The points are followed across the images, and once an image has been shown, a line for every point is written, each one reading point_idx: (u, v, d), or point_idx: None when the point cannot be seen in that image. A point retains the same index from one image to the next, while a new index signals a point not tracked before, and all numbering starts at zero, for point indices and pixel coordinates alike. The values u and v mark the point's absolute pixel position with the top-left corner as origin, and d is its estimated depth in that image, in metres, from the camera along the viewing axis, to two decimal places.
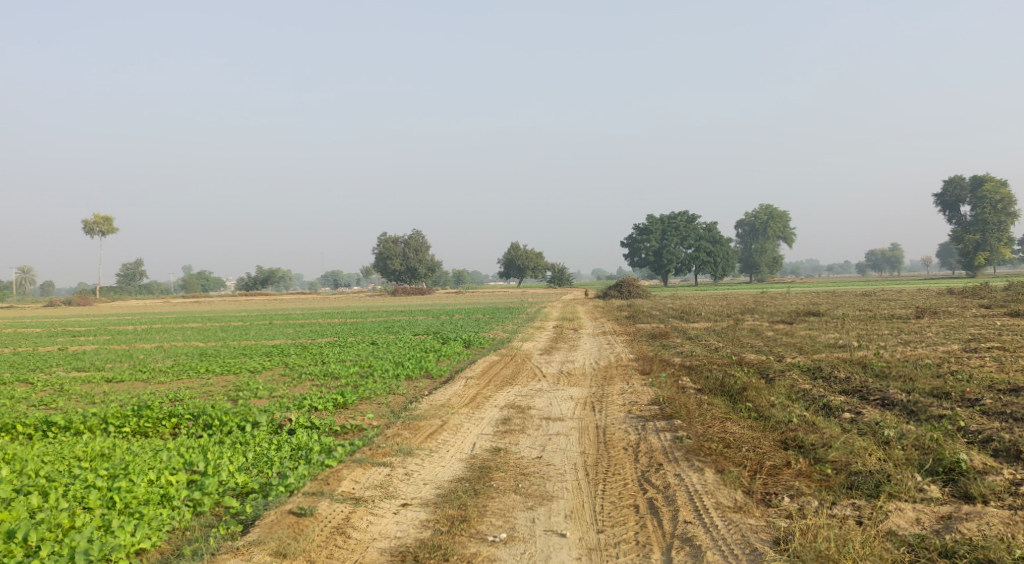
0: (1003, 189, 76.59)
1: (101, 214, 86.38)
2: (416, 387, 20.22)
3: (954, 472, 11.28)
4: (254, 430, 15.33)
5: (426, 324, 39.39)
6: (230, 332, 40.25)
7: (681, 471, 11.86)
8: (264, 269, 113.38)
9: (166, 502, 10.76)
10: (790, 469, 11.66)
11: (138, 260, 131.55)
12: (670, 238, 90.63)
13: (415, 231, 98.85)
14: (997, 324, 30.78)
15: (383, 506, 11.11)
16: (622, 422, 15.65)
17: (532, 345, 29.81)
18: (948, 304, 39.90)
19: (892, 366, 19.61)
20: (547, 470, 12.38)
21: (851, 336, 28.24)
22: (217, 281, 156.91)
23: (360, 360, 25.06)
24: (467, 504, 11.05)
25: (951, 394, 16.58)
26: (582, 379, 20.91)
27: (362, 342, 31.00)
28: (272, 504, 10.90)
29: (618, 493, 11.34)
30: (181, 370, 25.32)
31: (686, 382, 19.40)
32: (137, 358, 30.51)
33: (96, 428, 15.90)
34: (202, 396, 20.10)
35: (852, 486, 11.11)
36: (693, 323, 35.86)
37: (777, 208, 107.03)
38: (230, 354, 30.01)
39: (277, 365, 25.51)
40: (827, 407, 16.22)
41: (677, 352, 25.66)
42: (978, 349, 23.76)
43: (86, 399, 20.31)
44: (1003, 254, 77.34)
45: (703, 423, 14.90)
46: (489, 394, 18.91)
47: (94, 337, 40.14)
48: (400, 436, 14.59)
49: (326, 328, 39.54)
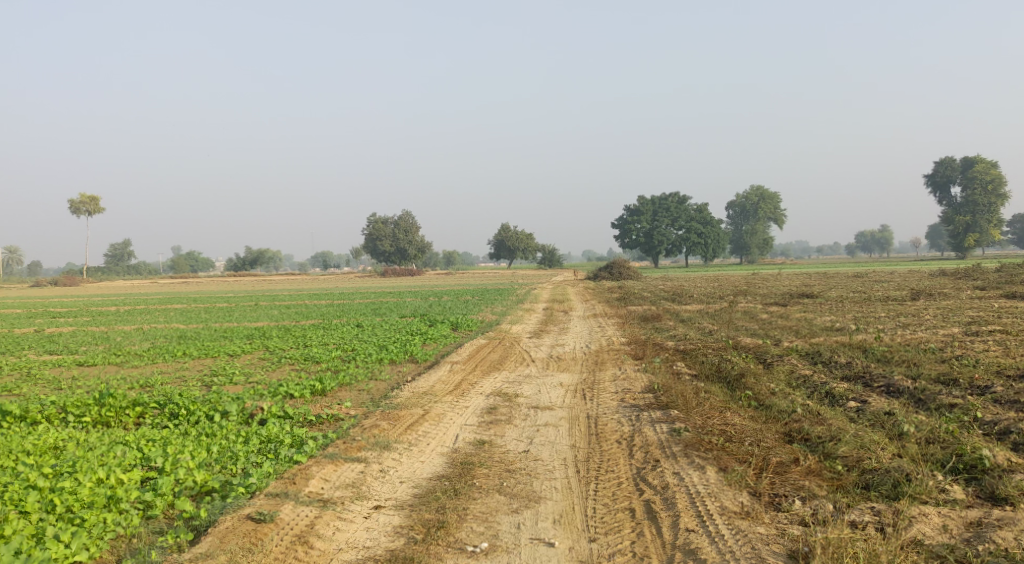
0: (994, 171, 75.82)
1: (85, 193, 84.62)
2: (399, 373, 19.28)
3: (977, 470, 10.38)
4: (222, 420, 14.31)
5: (413, 306, 38.49)
6: (212, 312, 39.28)
7: (680, 469, 10.90)
8: (253, 251, 112.24)
9: (112, 506, 9.74)
10: (799, 466, 10.71)
11: (125, 239, 129.86)
12: (661, 218, 89.47)
13: (404, 211, 97.68)
14: (995, 305, 30.12)
15: (353, 509, 10.16)
16: (615, 411, 14.74)
17: (520, 328, 28.90)
18: (942, 286, 39.11)
19: (894, 350, 18.66)
20: (535, 466, 11.42)
21: (847, 319, 27.34)
22: (206, 261, 155.46)
23: (343, 344, 24.06)
24: (446, 507, 10.10)
25: (960, 381, 15.69)
26: (573, 363, 20.05)
27: (345, 325, 29.95)
28: (228, 509, 9.90)
29: (612, 494, 10.41)
30: (156, 353, 24.26)
31: (681, 368, 18.54)
32: (114, 342, 29.35)
33: (53, 419, 14.86)
34: (174, 382, 19.11)
35: (867, 487, 10.23)
36: (685, 305, 35.04)
37: (769, 190, 105.67)
38: (210, 336, 29.01)
39: (256, 349, 24.50)
40: (831, 395, 15.33)
41: (670, 335, 24.78)
42: (981, 332, 22.95)
43: (52, 386, 19.27)
44: (993, 236, 76.55)
45: (702, 414, 13.96)
46: (475, 381, 17.91)
47: (73, 319, 39.02)
48: (378, 428, 13.61)
49: (311, 310, 38.61)
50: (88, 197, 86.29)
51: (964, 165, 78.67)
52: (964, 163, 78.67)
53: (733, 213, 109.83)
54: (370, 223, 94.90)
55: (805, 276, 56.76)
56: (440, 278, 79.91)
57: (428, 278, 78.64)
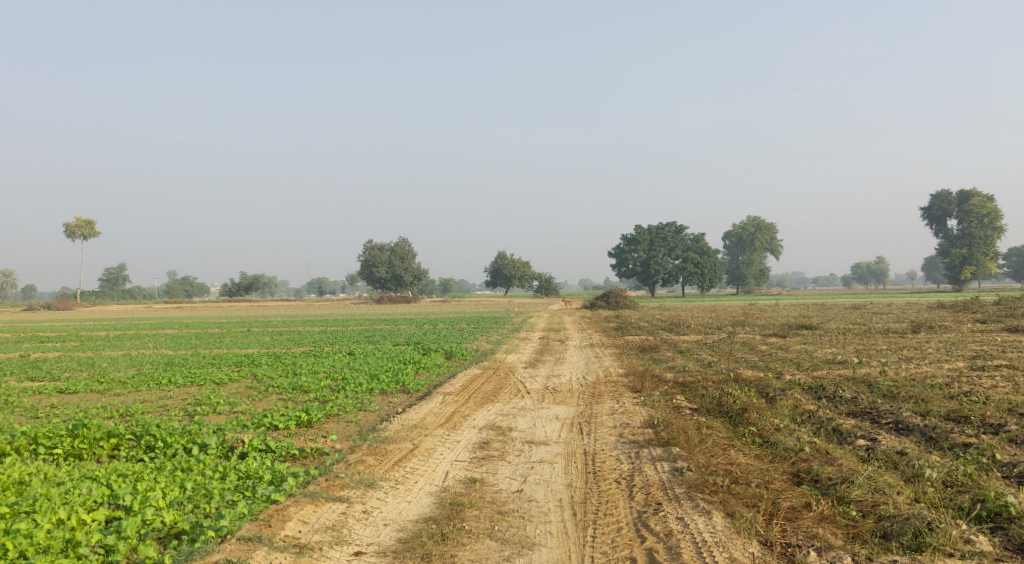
0: (990, 204, 75.56)
1: (81, 218, 84.10)
2: (391, 403, 18.59)
3: (1002, 518, 9.72)
4: (199, 454, 13.51)
5: (408, 333, 37.77)
6: (202, 339, 38.47)
7: (684, 514, 10.26)
8: (249, 276, 111.52)
9: (70, 551, 9.16)
10: (811, 512, 10.08)
11: (119, 263, 129.02)
12: (657, 249, 88.92)
13: (402, 239, 97.13)
14: (999, 339, 29.56)
15: (332, 556, 9.67)
16: (613, 448, 14.05)
17: (516, 357, 28.25)
18: (943, 319, 38.42)
19: (900, 385, 17.94)
20: (529, 507, 10.71)
21: (849, 352, 26.61)
22: (200, 287, 154.43)
23: (333, 372, 23.32)
24: (432, 554, 9.63)
25: (971, 419, 15.00)
26: (569, 396, 19.33)
27: (338, 353, 29.17)
28: (195, 555, 9.44)
29: (611, 541, 9.86)
30: (140, 381, 23.42)
31: (681, 401, 17.82)
32: (99, 368, 28.46)
33: (23, 450, 14.01)
34: (157, 411, 18.30)
35: (886, 536, 9.65)
36: (683, 335, 34.42)
37: (765, 220, 105.48)
38: (199, 363, 28.17)
39: (244, 377, 23.69)
40: (837, 432, 14.63)
41: (669, 367, 24.11)
42: (986, 367, 22.31)
43: (29, 414, 18.47)
44: (989, 269, 75.95)
45: (705, 452, 13.29)
46: (467, 413, 17.19)
47: (60, 344, 38.14)
48: (363, 463, 12.87)
49: (303, 336, 37.89)
50: (85, 221, 85.68)
51: (961, 199, 78.26)
52: (960, 198, 78.35)
53: (731, 242, 109.64)
54: (366, 249, 94.24)
55: (802, 307, 56.16)
56: (436, 305, 79.23)
57: (424, 306, 77.99)
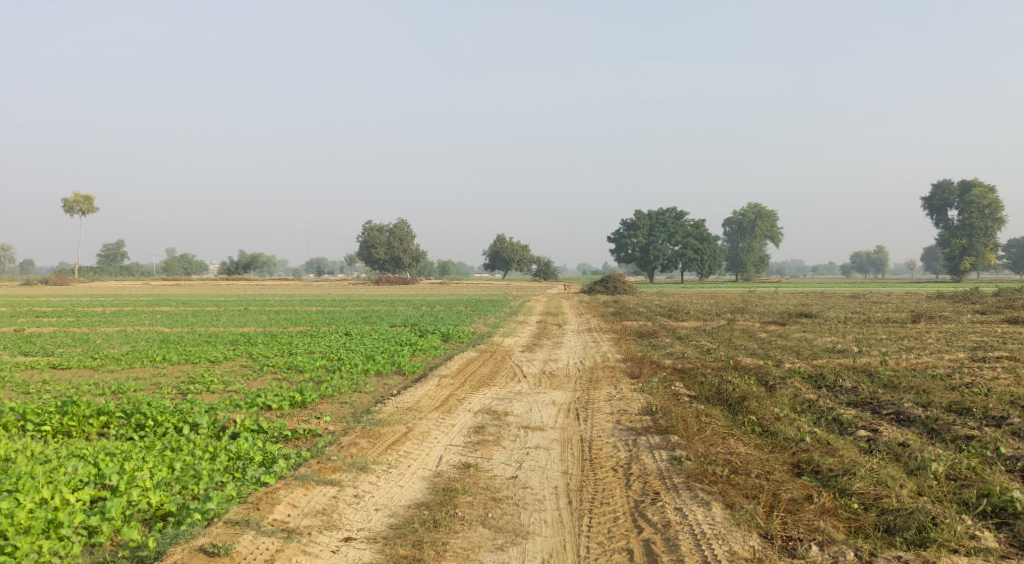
0: (992, 195, 75.06)
1: (80, 193, 83.57)
2: (386, 385, 18.35)
3: (1008, 513, 9.49)
4: (190, 433, 13.25)
5: (405, 315, 37.47)
6: (199, 316, 38.19)
7: (683, 505, 10.05)
8: (248, 255, 111.08)
9: (51, 532, 8.96)
10: (812, 504, 9.86)
11: (117, 240, 128.49)
12: (657, 234, 88.50)
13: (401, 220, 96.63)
14: (1000, 330, 29.30)
15: (321, 541, 9.45)
16: (610, 435, 13.81)
17: (513, 340, 28.00)
18: (943, 309, 38.15)
19: (901, 375, 17.70)
20: (524, 494, 10.48)
21: (849, 341, 26.35)
22: (199, 265, 154.11)
23: (328, 353, 23.05)
24: (424, 541, 9.41)
25: (973, 411, 14.77)
26: (566, 381, 19.09)
27: (334, 333, 28.90)
28: (180, 539, 9.23)
29: (608, 531, 9.66)
30: (134, 358, 23.17)
31: (680, 388, 17.58)
32: (93, 344, 28.17)
33: (11, 426, 13.75)
34: (149, 388, 18.06)
35: (888, 530, 9.45)
36: (682, 322, 34.13)
37: (766, 207, 104.92)
38: (194, 340, 27.92)
39: (239, 355, 23.44)
40: (838, 422, 14.41)
41: (667, 353, 23.87)
42: (987, 359, 22.06)
43: (20, 390, 18.23)
44: (989, 260, 75.72)
45: (703, 441, 13.06)
46: (463, 397, 16.95)
47: (56, 319, 37.84)
48: (356, 446, 12.63)
49: (300, 316, 37.60)
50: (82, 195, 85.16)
51: (962, 190, 77.73)
52: (962, 188, 77.84)
53: (732, 229, 109.23)
54: (365, 230, 93.81)
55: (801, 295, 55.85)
56: (434, 287, 78.93)
57: (422, 287, 77.71)
